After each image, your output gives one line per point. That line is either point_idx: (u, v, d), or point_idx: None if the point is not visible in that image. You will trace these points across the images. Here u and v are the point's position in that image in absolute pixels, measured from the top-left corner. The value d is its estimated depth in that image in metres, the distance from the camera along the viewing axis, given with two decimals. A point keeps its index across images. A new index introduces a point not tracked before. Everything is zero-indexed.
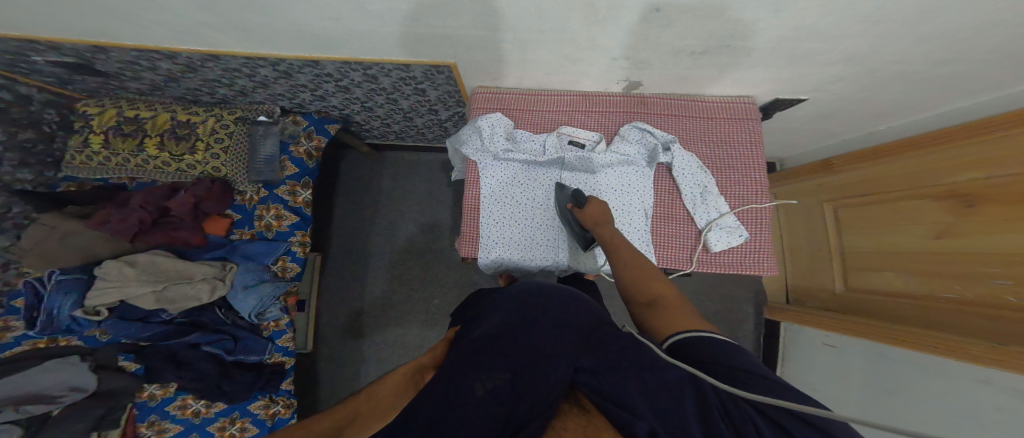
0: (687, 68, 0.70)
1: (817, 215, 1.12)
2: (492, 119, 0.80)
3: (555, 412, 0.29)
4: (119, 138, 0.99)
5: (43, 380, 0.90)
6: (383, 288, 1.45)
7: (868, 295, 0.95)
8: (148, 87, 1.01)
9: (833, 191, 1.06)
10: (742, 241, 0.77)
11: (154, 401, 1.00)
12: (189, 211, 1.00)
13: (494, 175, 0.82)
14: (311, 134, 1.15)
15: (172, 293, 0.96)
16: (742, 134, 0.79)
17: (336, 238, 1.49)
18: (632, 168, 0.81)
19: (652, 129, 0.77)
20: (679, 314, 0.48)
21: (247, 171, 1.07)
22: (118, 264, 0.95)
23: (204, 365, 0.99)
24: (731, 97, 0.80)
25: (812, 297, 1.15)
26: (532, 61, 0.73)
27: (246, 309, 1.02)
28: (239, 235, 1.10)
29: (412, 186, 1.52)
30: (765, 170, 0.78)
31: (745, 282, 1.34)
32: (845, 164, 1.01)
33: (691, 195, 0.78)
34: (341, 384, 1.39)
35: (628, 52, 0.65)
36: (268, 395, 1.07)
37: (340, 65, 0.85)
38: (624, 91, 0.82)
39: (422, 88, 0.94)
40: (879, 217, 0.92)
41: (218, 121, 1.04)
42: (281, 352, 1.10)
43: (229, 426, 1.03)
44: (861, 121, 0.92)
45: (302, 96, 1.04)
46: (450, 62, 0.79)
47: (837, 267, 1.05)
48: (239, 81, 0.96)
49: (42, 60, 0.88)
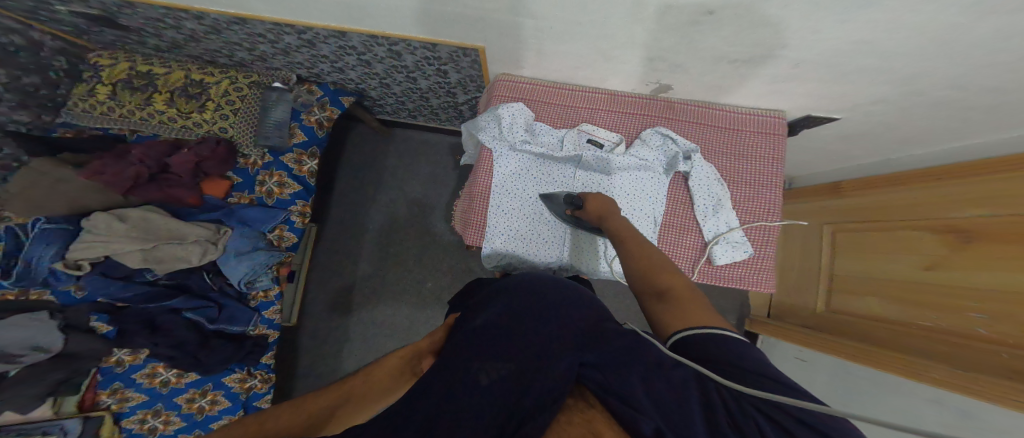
0: (722, 77, 0.70)
1: (816, 237, 1.13)
2: (513, 109, 0.80)
3: (560, 406, 0.30)
4: (127, 90, 0.99)
5: (6, 336, 0.88)
6: (378, 263, 1.46)
7: (846, 317, 0.97)
8: (167, 44, 1.01)
9: (835, 214, 1.07)
10: (746, 257, 0.77)
11: (121, 367, 1.00)
12: (189, 170, 1.02)
13: (509, 165, 0.83)
14: (324, 105, 1.15)
15: (161, 252, 0.96)
16: (770, 150, 0.78)
17: (336, 208, 1.49)
18: (648, 172, 0.81)
19: (676, 136, 0.77)
20: (689, 308, 0.46)
21: (254, 134, 1.07)
22: (107, 217, 0.94)
23: (182, 333, 0.98)
24: (760, 110, 0.79)
25: (793, 314, 1.17)
26: (562, 53, 0.73)
27: (236, 276, 1.03)
28: (238, 198, 1.10)
29: (417, 166, 1.52)
30: (780, 187, 0.78)
31: (731, 300, 1.36)
32: (856, 190, 1.01)
33: (703, 206, 0.78)
34: (323, 354, 1.40)
35: (664, 54, 0.66)
36: (245, 369, 1.09)
37: (366, 39, 0.85)
38: (652, 94, 0.82)
39: (444, 69, 0.94)
40: (875, 246, 0.92)
41: (232, 83, 1.04)
42: (265, 324, 1.12)
43: (198, 398, 1.04)
44: (875, 148, 0.92)
45: (320, 67, 1.05)
46: (479, 46, 0.79)
47: (822, 288, 1.07)
48: (261, 47, 0.97)
49: (64, 9, 0.89)
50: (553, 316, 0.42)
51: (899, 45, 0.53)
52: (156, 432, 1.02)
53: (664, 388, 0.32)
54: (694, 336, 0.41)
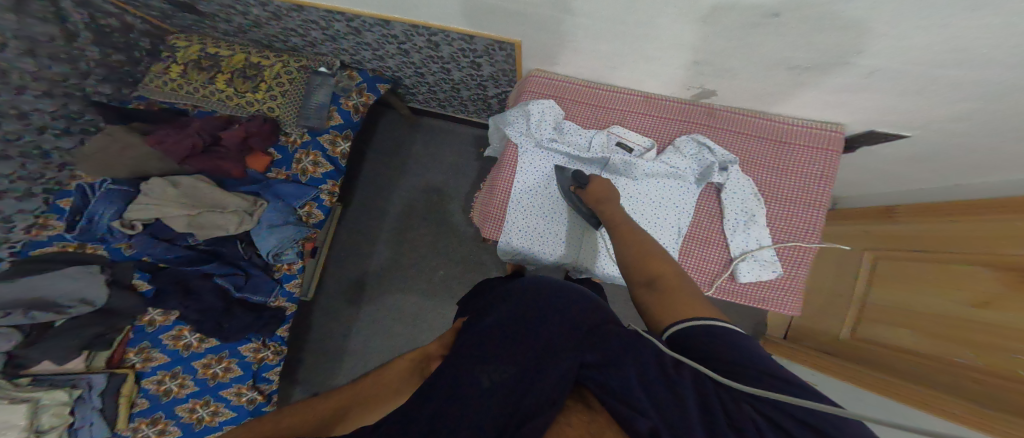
0: (777, 85, 0.67)
1: (854, 262, 1.02)
2: (543, 106, 0.80)
3: (559, 408, 0.31)
4: (195, 70, 1.12)
5: (62, 286, 0.95)
6: (394, 248, 1.49)
7: (871, 347, 0.89)
8: (234, 29, 1.13)
9: (877, 240, 0.97)
10: (773, 277, 0.74)
11: (151, 327, 1.04)
12: (238, 144, 1.08)
13: (533, 161, 0.82)
14: (362, 91, 1.18)
15: (203, 219, 1.03)
16: (818, 166, 0.72)
17: (360, 191, 1.52)
18: (677, 181, 0.78)
19: (713, 146, 0.74)
20: (678, 294, 0.46)
21: (297, 116, 1.12)
22: (162, 182, 1.02)
23: (208, 297, 1.03)
24: (814, 122, 0.73)
25: (811, 337, 1.12)
26: (601, 53, 0.72)
27: (265, 248, 1.06)
28: (276, 174, 1.14)
29: (441, 156, 1.54)
30: (826, 209, 0.72)
31: (749, 321, 1.31)
32: (905, 216, 0.91)
33: (734, 220, 0.75)
34: (334, 331, 1.44)
35: (712, 58, 0.63)
36: (261, 339, 1.10)
37: (408, 28, 0.86)
38: (693, 99, 0.80)
39: (478, 61, 0.94)
40: (918, 278, 0.81)
41: (285, 66, 1.13)
42: (285, 297, 1.14)
43: (213, 365, 1.05)
44: (916, 174, 0.87)
45: (363, 54, 1.08)
46: (515, 40, 0.78)
47: (850, 316, 0.98)
48: (313, 33, 1.03)
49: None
50: (554, 316, 0.41)
51: (972, 72, 0.50)
52: (168, 396, 1.01)
53: (665, 390, 0.30)
54: (686, 329, 0.39)
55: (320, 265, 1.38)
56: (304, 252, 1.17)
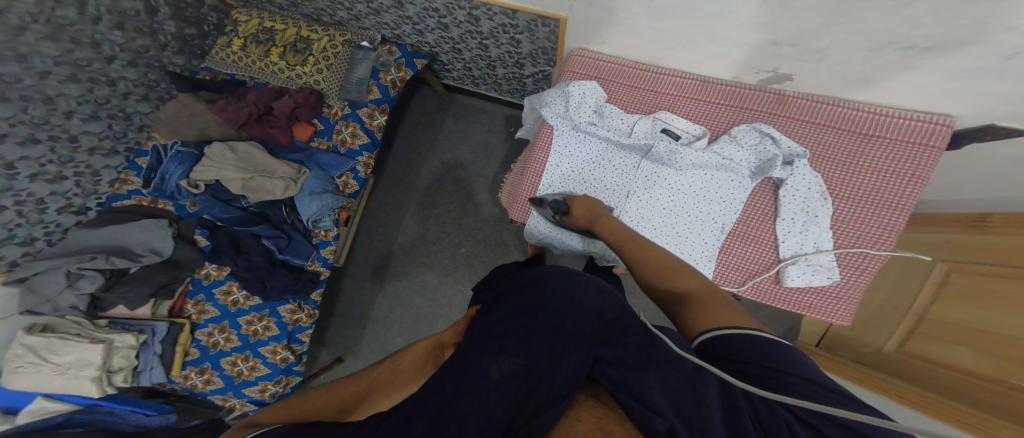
0: (869, 69, 0.59)
1: (921, 274, 0.90)
2: (584, 87, 0.76)
3: (570, 403, 0.28)
4: (254, 43, 1.16)
5: (136, 237, 1.05)
6: (421, 223, 1.52)
7: (924, 364, 0.81)
8: (288, 2, 1.15)
9: (956, 250, 0.83)
10: (828, 284, 0.69)
11: (206, 281, 1.13)
12: (287, 114, 1.11)
13: (567, 145, 0.80)
14: (400, 66, 1.19)
15: (255, 183, 1.08)
16: (898, 164, 0.65)
17: (391, 165, 1.55)
18: (729, 174, 0.74)
19: (778, 137, 0.68)
20: (713, 309, 0.43)
21: (340, 89, 1.15)
22: (223, 148, 1.09)
23: (256, 257, 1.11)
24: (918, 114, 0.63)
25: (851, 348, 1.05)
26: (656, 30, 0.68)
27: (307, 214, 1.12)
28: (318, 144, 1.18)
29: (471, 133, 1.53)
30: (910, 213, 0.65)
31: (782, 323, 1.26)
32: (1003, 226, 0.74)
33: (791, 220, 0.69)
34: (360, 297, 1.51)
35: (789, 35, 0.57)
36: (297, 302, 1.18)
37: (449, 1, 0.85)
38: (762, 84, 0.73)
39: (518, 38, 0.91)
40: (988, 294, 0.72)
41: (331, 40, 1.14)
42: (321, 261, 1.20)
43: (255, 322, 1.13)
44: (986, 183, 0.78)
45: (403, 28, 1.08)
46: (561, 15, 0.75)
47: (903, 329, 0.90)
48: (358, 6, 1.03)
49: None
50: (563, 311, 0.41)
51: None
52: (217, 348, 1.11)
53: (691, 391, 0.28)
54: (723, 335, 0.37)
55: (352, 235, 1.44)
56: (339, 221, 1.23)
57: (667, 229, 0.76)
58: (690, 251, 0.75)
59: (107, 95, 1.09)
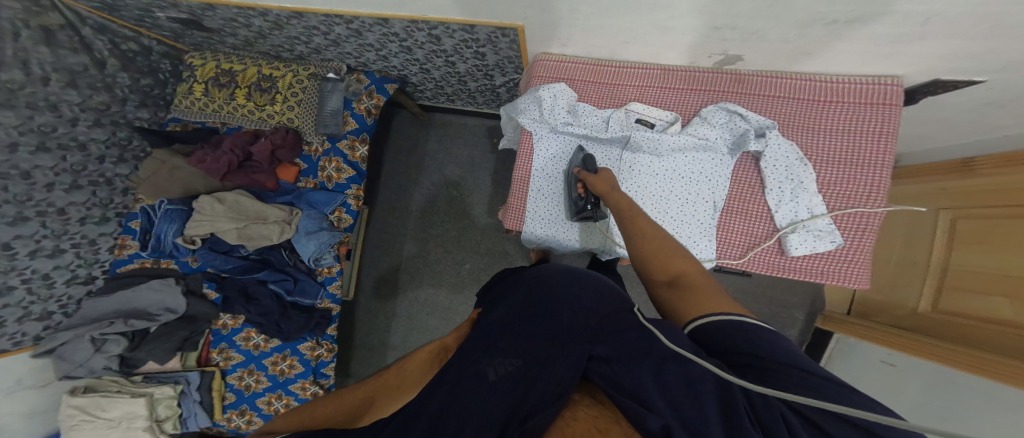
0: (812, 43, 0.60)
1: (926, 225, 0.92)
2: (554, 90, 0.77)
3: (565, 401, 0.29)
4: (216, 87, 1.14)
5: (149, 298, 1.06)
6: (422, 246, 1.52)
7: (957, 319, 0.79)
8: (241, 42, 1.12)
9: (954, 198, 0.85)
10: (832, 248, 0.67)
11: (225, 330, 1.15)
12: (268, 157, 1.12)
13: (548, 148, 0.82)
14: (372, 93, 1.18)
15: (250, 231, 1.10)
16: (864, 124, 0.66)
17: (383, 194, 1.56)
18: (709, 154, 0.74)
19: (746, 112, 0.68)
20: (705, 297, 0.44)
21: (315, 123, 1.16)
22: (210, 199, 1.08)
23: (266, 302, 1.11)
24: (870, 79, 0.65)
25: (885, 312, 1.01)
26: (609, 28, 0.68)
27: (307, 253, 1.13)
28: (305, 183, 1.20)
29: (455, 150, 1.54)
30: (892, 168, 0.65)
31: (802, 289, 1.24)
32: (988, 167, 0.78)
33: (777, 190, 0.70)
34: (374, 329, 1.51)
35: (729, 21, 0.58)
36: (316, 338, 1.17)
37: (408, 24, 0.86)
38: (717, 66, 0.74)
39: (482, 51, 0.92)
40: (995, 234, 0.74)
41: (295, 76, 1.14)
42: (331, 298, 1.20)
43: (280, 362, 1.15)
44: (961, 128, 0.80)
45: (367, 55, 1.08)
46: (518, 24, 0.75)
47: (930, 284, 0.87)
48: (316, 38, 1.02)
49: (163, 16, 1.03)
50: (567, 306, 0.42)
51: None
52: (250, 390, 1.15)
53: (688, 387, 0.29)
54: (722, 323, 0.37)
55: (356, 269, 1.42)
56: (340, 256, 1.23)
57: (661, 215, 0.76)
58: (688, 233, 0.75)
59: (82, 161, 1.08)
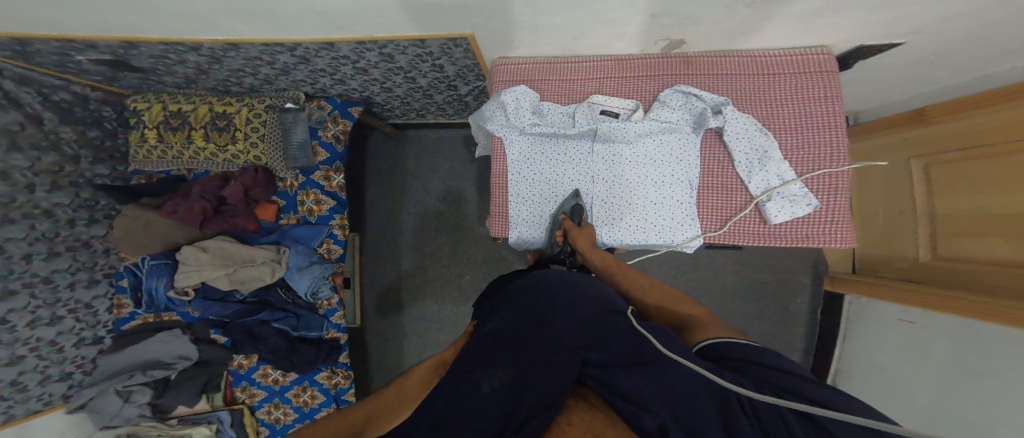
0: (740, 23, 0.62)
1: (902, 173, 0.98)
2: (516, 93, 0.76)
3: (560, 408, 0.31)
4: (169, 131, 1.05)
5: (159, 349, 1.09)
6: (419, 265, 1.50)
7: (959, 264, 0.83)
8: (183, 80, 1.01)
9: (923, 145, 0.91)
10: (810, 211, 0.68)
11: (243, 369, 1.16)
12: (241, 199, 1.09)
13: (521, 151, 0.81)
14: (336, 118, 1.14)
15: (241, 274, 1.08)
16: (812, 90, 0.69)
17: (371, 218, 1.54)
18: (675, 135, 0.75)
19: (699, 92, 0.70)
20: (710, 328, 0.45)
21: (285, 159, 1.12)
22: (193, 250, 1.06)
23: (274, 339, 1.11)
24: (800, 49, 0.70)
25: (887, 267, 1.04)
26: (553, 25, 0.68)
27: (302, 288, 1.12)
28: (287, 219, 1.19)
29: (436, 164, 1.53)
30: (846, 127, 0.68)
31: (802, 254, 1.26)
32: (945, 115, 0.85)
33: (746, 161, 0.70)
34: (386, 353, 1.49)
35: (663, 8, 0.58)
36: (330, 367, 1.17)
37: (356, 46, 0.82)
38: (663, 52, 0.74)
39: (439, 63, 0.90)
40: (980, 176, 0.77)
41: (251, 110, 1.05)
42: (336, 328, 1.20)
43: (302, 393, 1.16)
44: (917, 71, 0.81)
45: (323, 81, 1.03)
46: (467, 33, 0.74)
47: (924, 235, 0.92)
48: (263, 69, 0.95)
49: (85, 59, 0.87)
50: (560, 312, 0.42)
51: None
52: (280, 422, 1.17)
53: (677, 385, 0.30)
54: (721, 346, 0.39)
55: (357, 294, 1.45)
56: (338, 286, 1.23)
57: (641, 201, 0.77)
58: (670, 215, 0.75)
59: (52, 228, 1.02)
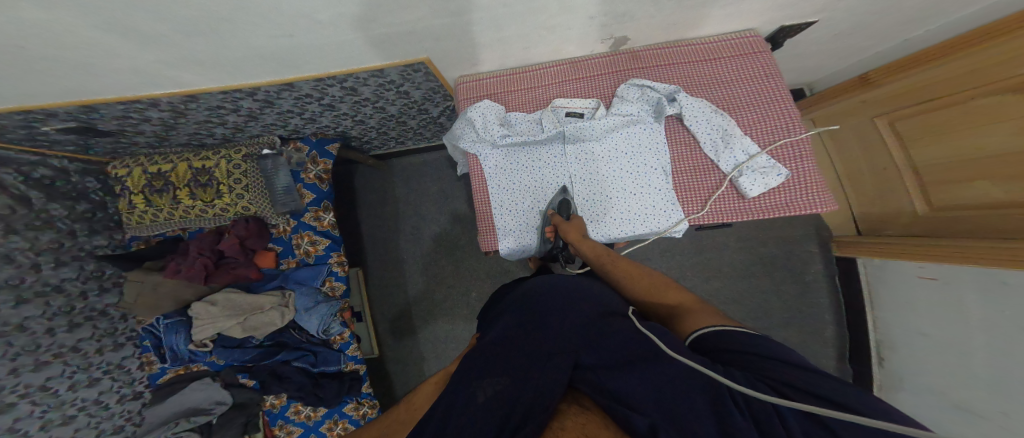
0: (670, 14, 0.66)
1: (868, 132, 1.01)
2: (481, 108, 0.77)
3: (550, 413, 0.30)
4: (155, 194, 1.04)
5: (197, 396, 1.07)
6: (424, 289, 1.48)
7: (962, 212, 0.84)
8: (154, 138, 1.00)
9: (881, 104, 0.94)
10: (782, 180, 0.69)
11: (276, 408, 1.13)
12: (239, 250, 1.07)
13: (496, 163, 0.81)
14: (316, 159, 1.14)
15: (253, 321, 1.07)
16: (754, 69, 0.73)
17: (370, 251, 1.52)
18: (639, 126, 0.76)
19: (652, 83, 0.72)
20: (701, 316, 0.46)
21: (272, 205, 1.09)
22: (203, 304, 1.06)
23: (297, 377, 1.08)
24: (730, 35, 0.76)
25: (889, 223, 1.06)
26: (506, 38, 0.69)
27: (313, 327, 1.10)
28: (287, 264, 1.16)
29: (424, 188, 1.52)
30: (793, 100, 0.72)
31: (801, 221, 1.28)
32: (894, 74, 0.89)
33: (710, 141, 0.72)
34: (409, 381, 1.44)
35: (605, 8, 0.62)
36: (355, 398, 1.14)
37: (315, 83, 0.81)
38: (613, 50, 0.78)
39: (403, 90, 0.91)
40: (952, 123, 0.80)
41: (230, 162, 1.04)
42: (353, 359, 1.16)
43: (335, 426, 1.12)
44: (856, 34, 0.84)
45: (294, 122, 1.02)
46: (423, 58, 0.73)
47: (913, 188, 0.94)
48: (229, 117, 0.94)
49: (50, 129, 0.85)
50: (555, 318, 0.43)
51: None
52: None
53: (669, 383, 0.31)
54: (706, 336, 0.40)
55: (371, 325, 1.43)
56: (348, 321, 1.20)
57: (620, 193, 0.77)
58: (651, 203, 0.75)
59: (67, 302, 1.01)
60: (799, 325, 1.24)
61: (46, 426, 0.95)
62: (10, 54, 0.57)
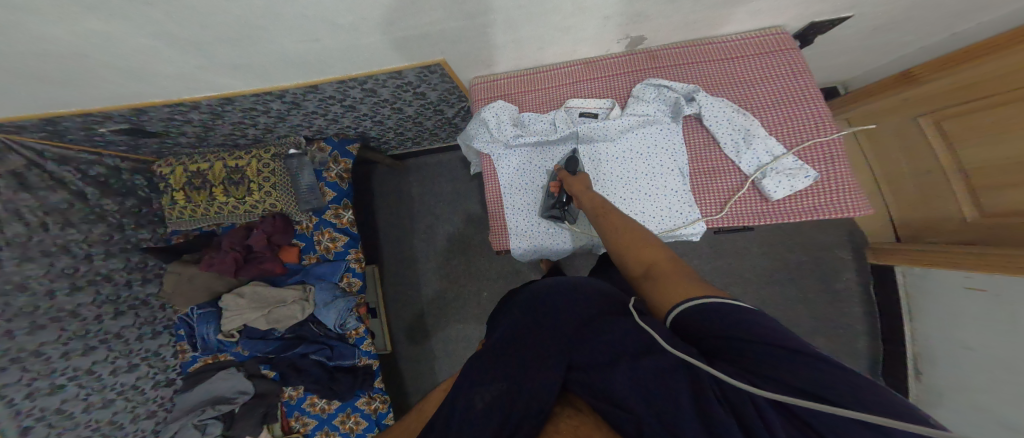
0: (691, 12, 0.64)
1: (911, 132, 0.96)
2: (495, 108, 0.76)
3: (547, 415, 0.31)
4: (193, 191, 1.09)
5: (222, 385, 1.12)
6: (438, 289, 1.50)
7: (1011, 217, 0.79)
8: (194, 139, 1.05)
9: (924, 103, 0.90)
10: (810, 183, 0.66)
11: (294, 399, 1.16)
12: (265, 245, 1.11)
13: (510, 164, 0.81)
14: (337, 158, 1.17)
15: (275, 314, 1.10)
16: (782, 66, 0.71)
17: (386, 250, 1.55)
18: (655, 127, 0.74)
19: (669, 82, 0.71)
20: (672, 281, 0.43)
21: (297, 202, 1.12)
22: (232, 296, 1.10)
23: (314, 370, 1.12)
24: (755, 32, 0.74)
25: (933, 230, 0.99)
26: (522, 40, 0.68)
27: (330, 321, 1.13)
28: (309, 260, 1.19)
29: (438, 188, 1.54)
30: (823, 98, 0.68)
31: (831, 226, 1.22)
32: (937, 72, 0.85)
33: (731, 142, 0.70)
34: (421, 379, 1.45)
35: (623, 8, 0.60)
36: (367, 393, 1.16)
37: (338, 86, 0.83)
38: (628, 50, 0.76)
39: (420, 91, 0.92)
40: (1001, 122, 0.76)
41: (260, 161, 1.08)
42: (367, 355, 1.18)
43: (347, 420, 1.15)
44: (889, 30, 0.80)
45: (316, 123, 1.05)
46: (439, 60, 0.74)
47: (961, 192, 0.88)
48: (259, 119, 0.98)
49: (105, 130, 0.91)
50: (556, 317, 0.42)
51: None
52: None
53: (659, 379, 0.30)
54: (690, 309, 0.36)
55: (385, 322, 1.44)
56: (364, 316, 1.22)
57: (636, 193, 0.75)
58: (668, 204, 0.73)
59: (113, 290, 1.07)
60: (825, 332, 1.18)
61: (88, 408, 1.01)
62: (59, 62, 0.61)
